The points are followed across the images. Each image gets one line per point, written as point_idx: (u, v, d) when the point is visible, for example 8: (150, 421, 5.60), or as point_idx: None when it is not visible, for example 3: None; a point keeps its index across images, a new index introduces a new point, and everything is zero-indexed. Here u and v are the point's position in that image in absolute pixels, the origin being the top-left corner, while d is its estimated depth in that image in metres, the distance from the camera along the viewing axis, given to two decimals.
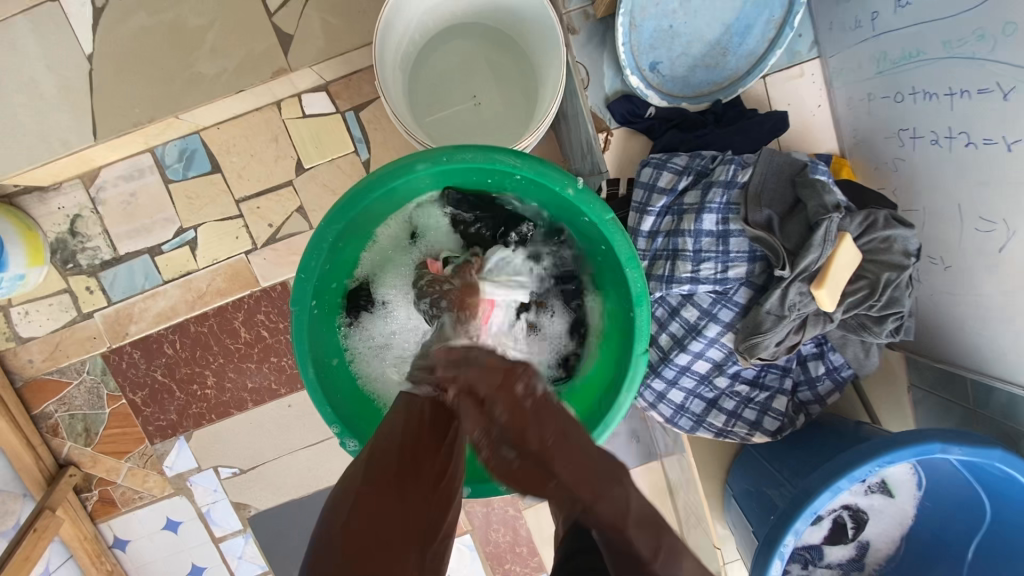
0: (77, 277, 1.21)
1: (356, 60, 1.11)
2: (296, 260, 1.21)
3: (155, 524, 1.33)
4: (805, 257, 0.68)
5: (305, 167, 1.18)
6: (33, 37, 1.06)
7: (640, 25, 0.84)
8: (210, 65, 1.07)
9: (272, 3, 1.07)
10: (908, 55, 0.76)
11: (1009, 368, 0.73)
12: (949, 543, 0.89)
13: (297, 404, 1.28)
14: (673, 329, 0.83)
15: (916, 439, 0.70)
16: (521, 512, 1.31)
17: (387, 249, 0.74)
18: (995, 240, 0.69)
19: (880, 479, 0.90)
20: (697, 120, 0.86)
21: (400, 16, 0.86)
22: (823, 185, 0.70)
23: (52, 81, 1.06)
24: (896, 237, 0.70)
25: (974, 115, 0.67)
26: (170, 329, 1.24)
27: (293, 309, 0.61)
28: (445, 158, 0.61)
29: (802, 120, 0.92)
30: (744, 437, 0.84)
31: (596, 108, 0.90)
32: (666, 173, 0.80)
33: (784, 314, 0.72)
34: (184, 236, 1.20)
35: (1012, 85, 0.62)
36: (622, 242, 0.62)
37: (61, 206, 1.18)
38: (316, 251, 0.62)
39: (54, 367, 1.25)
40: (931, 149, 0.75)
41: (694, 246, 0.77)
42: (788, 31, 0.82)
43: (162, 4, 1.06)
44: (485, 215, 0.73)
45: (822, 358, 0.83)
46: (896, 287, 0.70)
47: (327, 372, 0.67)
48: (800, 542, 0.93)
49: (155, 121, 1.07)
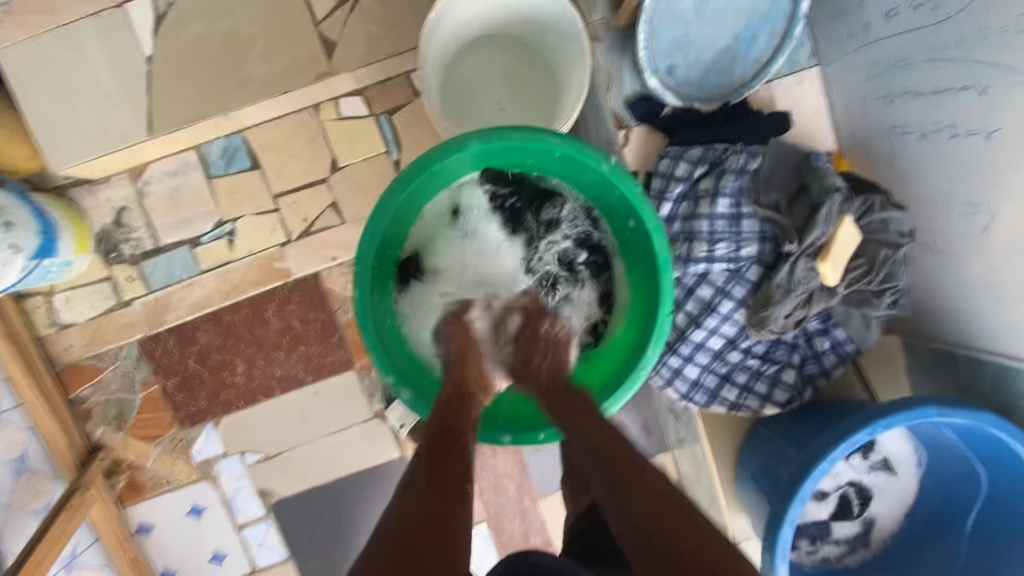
0: (119, 266, 1.28)
1: (392, 68, 1.21)
2: (329, 252, 1.27)
3: (180, 510, 1.35)
4: (811, 233, 0.78)
5: (340, 165, 1.26)
6: (98, 41, 1.16)
7: (659, 32, 0.93)
8: (259, 68, 1.16)
9: (318, 13, 1.17)
10: (898, 61, 0.85)
11: (996, 338, 0.80)
12: (950, 518, 0.92)
13: (323, 392, 1.32)
14: (689, 307, 0.90)
15: (914, 404, 0.76)
16: (535, 503, 1.32)
17: (432, 226, 0.82)
18: (979, 221, 0.78)
19: (881, 456, 0.96)
20: (708, 119, 0.96)
21: (439, 28, 0.95)
22: (826, 172, 0.82)
23: (114, 82, 1.16)
24: (891, 218, 0.80)
25: (958, 110, 0.77)
26: (206, 317, 1.29)
27: (357, 271, 0.71)
28: (496, 138, 0.70)
29: (803, 123, 1.02)
30: (756, 409, 0.91)
31: (617, 108, 0.99)
32: (683, 163, 0.89)
33: (793, 287, 0.80)
34: (223, 228, 1.27)
35: (988, 82, 0.71)
36: (650, 215, 0.71)
37: (108, 199, 1.25)
38: (379, 219, 0.71)
39: (92, 353, 1.29)
40: (922, 143, 0.85)
41: (710, 228, 0.85)
42: (790, 40, 0.91)
43: (218, 14, 1.16)
44: (523, 191, 0.83)
45: (827, 334, 0.88)
46: (893, 262, 0.80)
47: (385, 330, 0.75)
48: (807, 518, 0.97)
49: (206, 119, 1.16)
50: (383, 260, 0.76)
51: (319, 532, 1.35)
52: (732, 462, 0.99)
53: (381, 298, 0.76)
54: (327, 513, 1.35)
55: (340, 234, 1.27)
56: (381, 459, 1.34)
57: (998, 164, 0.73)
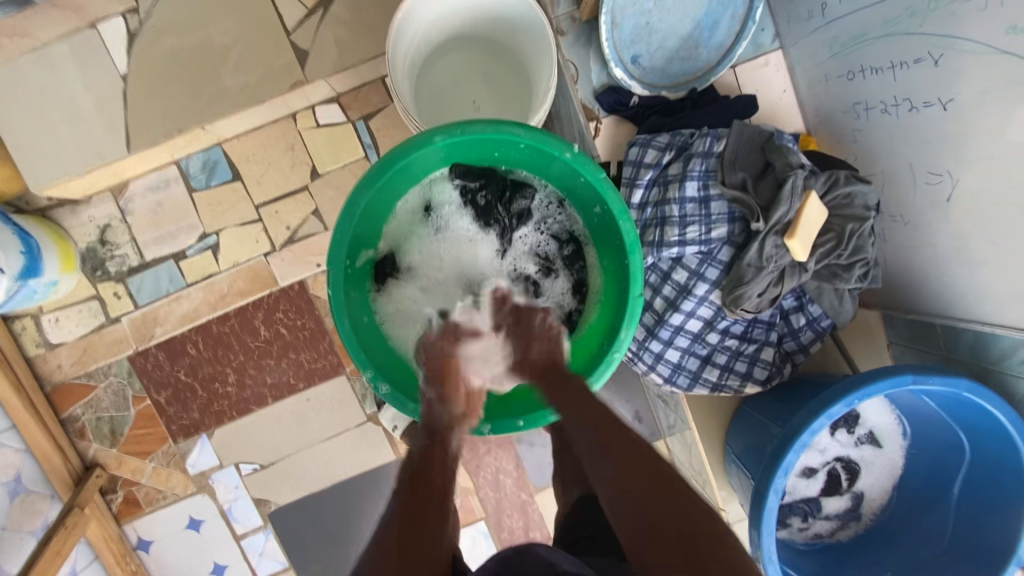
0: (106, 283, 1.28)
1: (365, 73, 1.22)
2: (313, 258, 1.28)
3: (178, 523, 1.35)
4: (777, 210, 0.79)
5: (320, 172, 1.27)
6: (72, 60, 1.18)
7: (621, 23, 0.95)
8: (233, 79, 1.18)
9: (289, 23, 1.19)
10: (856, 38, 0.88)
11: (968, 305, 0.81)
12: (939, 486, 0.91)
13: (315, 399, 1.33)
14: (666, 292, 0.92)
15: (890, 372, 0.76)
16: (533, 497, 1.32)
17: (407, 222, 0.85)
18: (943, 190, 0.80)
19: (867, 429, 0.95)
20: (675, 106, 0.98)
21: (408, 30, 0.97)
22: (789, 149, 0.82)
23: (90, 100, 1.18)
24: (856, 193, 0.81)
25: (914, 82, 0.79)
26: (194, 329, 1.29)
27: (330, 268, 0.72)
28: (459, 131, 0.72)
29: (770, 104, 1.03)
30: (737, 388, 0.92)
31: (586, 100, 1.01)
32: (651, 150, 0.92)
33: (763, 265, 0.81)
34: (207, 240, 1.28)
35: (940, 52, 0.74)
36: (615, 198, 0.73)
37: (91, 217, 1.26)
38: (349, 216, 0.73)
39: (82, 372, 1.30)
40: (884, 117, 0.87)
41: (680, 212, 0.87)
42: (750, 23, 0.94)
43: (189, 28, 1.18)
44: (492, 183, 0.82)
45: (803, 310, 0.91)
46: (860, 236, 0.81)
47: (361, 327, 0.77)
48: (798, 496, 0.97)
49: (183, 132, 1.18)
50: (357, 257, 0.79)
51: (319, 538, 1.36)
52: (721, 444, 1.00)
53: (358, 294, 0.78)
54: (325, 520, 1.36)
55: (324, 241, 1.28)
56: (377, 463, 1.35)
57: (957, 132, 0.75)
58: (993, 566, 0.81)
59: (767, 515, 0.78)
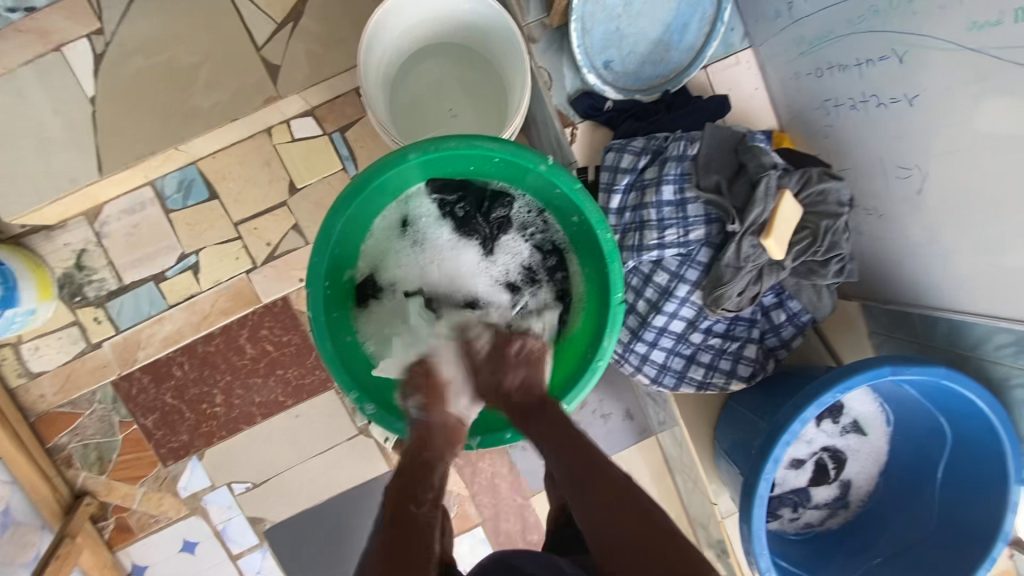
0: (85, 309, 1.26)
1: (338, 85, 1.21)
2: (296, 274, 1.27)
3: (172, 547, 1.34)
4: (752, 212, 0.81)
5: (298, 186, 1.25)
6: (38, 85, 1.16)
7: (591, 29, 0.97)
8: (205, 98, 1.17)
9: (258, 38, 1.18)
10: (822, 36, 0.89)
11: (941, 294, 0.83)
12: (922, 469, 0.93)
13: (305, 414, 1.32)
14: (648, 294, 0.93)
15: (868, 366, 0.76)
16: (528, 500, 1.31)
17: (384, 239, 0.85)
18: (913, 183, 0.81)
19: (851, 418, 0.96)
20: (649, 109, 0.99)
21: (379, 42, 0.97)
22: (760, 150, 0.84)
23: (58, 123, 1.16)
24: (829, 190, 0.83)
25: (881, 79, 0.81)
26: (179, 350, 1.28)
27: (310, 290, 0.74)
28: (432, 148, 0.72)
29: (742, 102, 1.05)
30: (722, 385, 0.94)
31: (561, 106, 1.01)
32: (627, 155, 0.92)
33: (741, 265, 0.83)
34: (186, 260, 1.26)
35: (904, 50, 0.76)
36: (591, 209, 0.74)
37: (66, 242, 1.24)
38: (327, 237, 0.74)
39: (65, 400, 1.28)
40: (853, 113, 0.88)
41: (658, 215, 0.89)
42: (720, 24, 0.95)
43: (158, 48, 1.17)
44: (469, 194, 0.84)
45: (782, 306, 0.92)
46: (834, 232, 0.82)
47: (344, 347, 0.78)
48: (787, 487, 0.97)
49: (156, 153, 1.16)
50: (337, 279, 0.79)
51: (315, 554, 1.35)
52: (710, 439, 1.00)
53: (339, 315, 0.79)
54: (321, 535, 1.35)
55: (305, 255, 1.27)
56: (370, 474, 1.34)
57: (923, 127, 0.77)
58: (979, 544, 0.83)
59: (757, 507, 0.79)
